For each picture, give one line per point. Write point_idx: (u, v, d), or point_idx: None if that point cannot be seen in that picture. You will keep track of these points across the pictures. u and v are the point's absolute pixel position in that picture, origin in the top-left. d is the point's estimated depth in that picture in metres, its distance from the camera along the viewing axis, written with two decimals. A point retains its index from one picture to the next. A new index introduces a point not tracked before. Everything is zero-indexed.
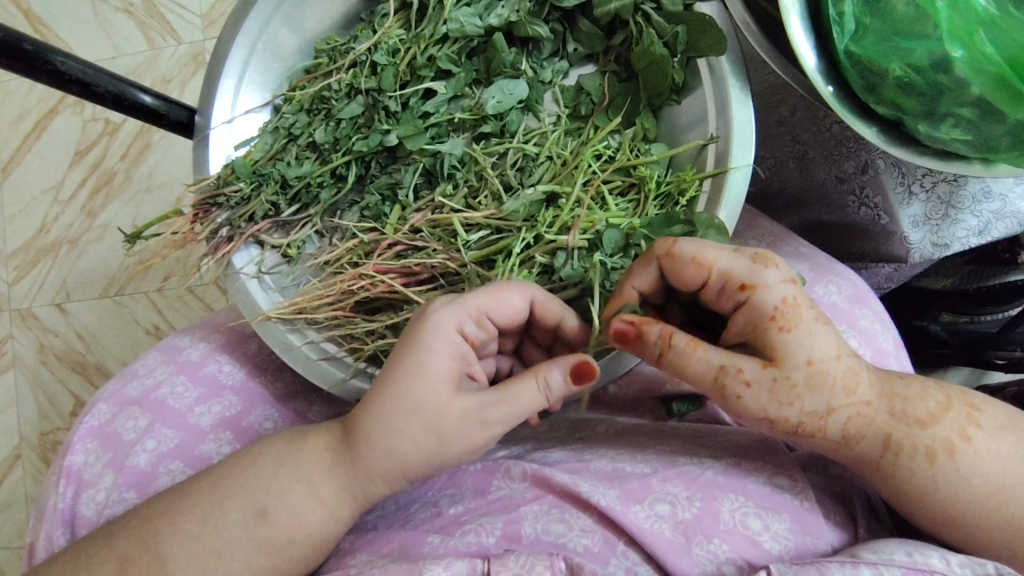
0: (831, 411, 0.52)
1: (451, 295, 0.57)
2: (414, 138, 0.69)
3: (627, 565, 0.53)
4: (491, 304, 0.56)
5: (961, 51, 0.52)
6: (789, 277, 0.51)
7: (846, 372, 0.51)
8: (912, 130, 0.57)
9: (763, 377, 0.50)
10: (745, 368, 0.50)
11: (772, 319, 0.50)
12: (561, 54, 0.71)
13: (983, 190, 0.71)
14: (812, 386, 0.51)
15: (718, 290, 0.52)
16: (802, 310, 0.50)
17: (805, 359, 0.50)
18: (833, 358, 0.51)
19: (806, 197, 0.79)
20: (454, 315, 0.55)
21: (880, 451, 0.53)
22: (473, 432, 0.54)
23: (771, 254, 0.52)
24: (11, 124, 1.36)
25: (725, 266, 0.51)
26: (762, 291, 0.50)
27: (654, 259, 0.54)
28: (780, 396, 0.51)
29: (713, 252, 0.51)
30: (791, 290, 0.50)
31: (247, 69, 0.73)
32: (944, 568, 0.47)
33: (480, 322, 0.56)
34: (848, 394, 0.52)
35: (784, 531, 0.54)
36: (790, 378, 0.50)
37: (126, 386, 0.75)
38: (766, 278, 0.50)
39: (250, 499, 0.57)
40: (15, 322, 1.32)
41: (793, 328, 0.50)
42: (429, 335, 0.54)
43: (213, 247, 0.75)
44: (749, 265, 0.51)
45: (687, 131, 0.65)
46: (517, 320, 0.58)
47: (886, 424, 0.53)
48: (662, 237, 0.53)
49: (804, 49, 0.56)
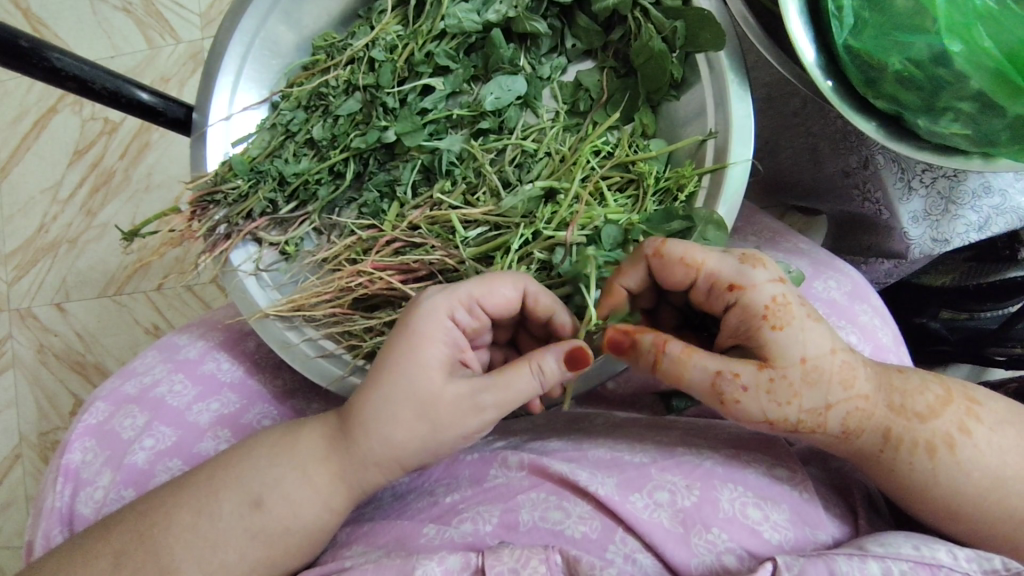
0: (829, 406, 0.51)
1: (445, 284, 0.57)
2: (411, 135, 0.69)
3: (626, 552, 0.53)
4: (481, 291, 0.56)
5: (959, 46, 0.51)
6: (777, 276, 0.51)
7: (842, 366, 0.51)
8: (911, 125, 0.58)
9: (760, 379, 0.50)
10: (742, 372, 0.50)
11: (764, 318, 0.50)
12: (559, 49, 0.71)
13: (983, 185, 0.70)
14: (810, 382, 0.50)
15: (706, 289, 0.53)
16: (792, 307, 0.50)
17: (800, 356, 0.50)
18: (828, 353, 0.51)
19: (821, 186, 0.79)
20: (445, 300, 0.56)
21: (880, 445, 0.53)
22: (467, 417, 0.54)
23: (759, 254, 0.52)
24: (10, 124, 1.35)
25: (714, 267, 0.52)
26: (753, 291, 0.50)
27: (642, 259, 0.54)
28: (778, 397, 0.50)
29: (702, 253, 0.52)
30: (780, 290, 0.50)
31: (244, 66, 0.73)
32: (951, 562, 0.47)
33: (471, 309, 0.57)
34: (847, 388, 0.51)
35: (784, 522, 0.54)
36: (786, 377, 0.50)
37: (124, 385, 0.75)
38: (755, 277, 0.50)
39: (246, 489, 0.57)
40: (15, 322, 1.32)
41: (785, 327, 0.50)
42: (422, 321, 0.55)
43: (210, 244, 0.75)
44: (737, 265, 0.51)
45: (686, 126, 0.65)
46: (508, 310, 0.58)
47: (885, 418, 0.53)
48: (651, 236, 0.54)
49: (802, 45, 0.56)
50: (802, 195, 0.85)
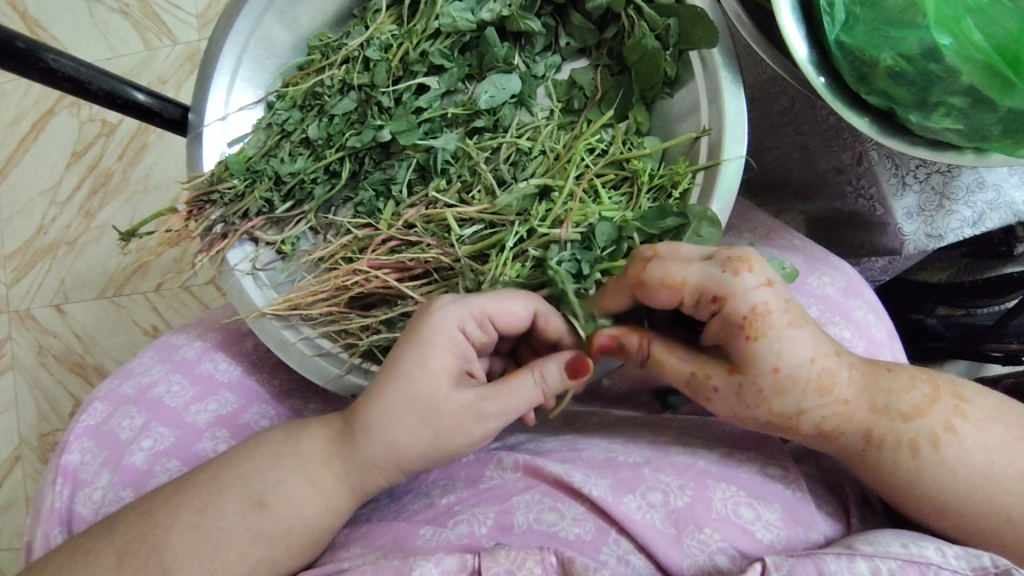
0: (803, 411, 0.53)
1: (458, 294, 0.57)
2: (406, 134, 0.69)
3: (619, 553, 0.53)
4: (496, 308, 0.56)
5: (948, 39, 0.52)
6: (763, 281, 0.50)
7: (821, 373, 0.52)
8: (902, 120, 0.57)
9: (729, 383, 0.52)
10: (712, 375, 0.53)
11: (742, 327, 0.50)
12: (553, 48, 0.72)
13: (977, 180, 0.71)
14: (782, 389, 0.51)
15: (692, 303, 0.52)
16: (772, 316, 0.50)
17: (772, 366, 0.51)
18: (806, 361, 0.51)
19: (813, 185, 0.80)
20: (458, 312, 0.55)
21: (861, 445, 0.54)
22: (469, 426, 0.55)
23: (746, 254, 0.51)
24: (8, 125, 1.36)
25: (696, 281, 0.51)
26: (736, 300, 0.50)
27: (626, 291, 0.55)
28: (746, 400, 0.52)
29: (681, 270, 0.51)
30: (763, 298, 0.50)
31: (239, 66, 0.73)
32: (940, 561, 0.47)
33: (483, 323, 0.56)
34: (823, 394, 0.52)
35: (776, 521, 0.54)
36: (756, 383, 0.51)
37: (122, 385, 0.75)
38: (736, 286, 0.50)
39: (249, 489, 0.58)
40: (14, 323, 1.32)
41: (762, 336, 0.50)
42: (433, 331, 0.55)
43: (207, 243, 0.75)
44: (719, 275, 0.50)
45: (680, 122, 0.65)
46: (519, 328, 0.58)
47: (865, 421, 0.53)
48: (634, 261, 0.54)
49: (795, 40, 0.56)
50: (793, 196, 0.86)
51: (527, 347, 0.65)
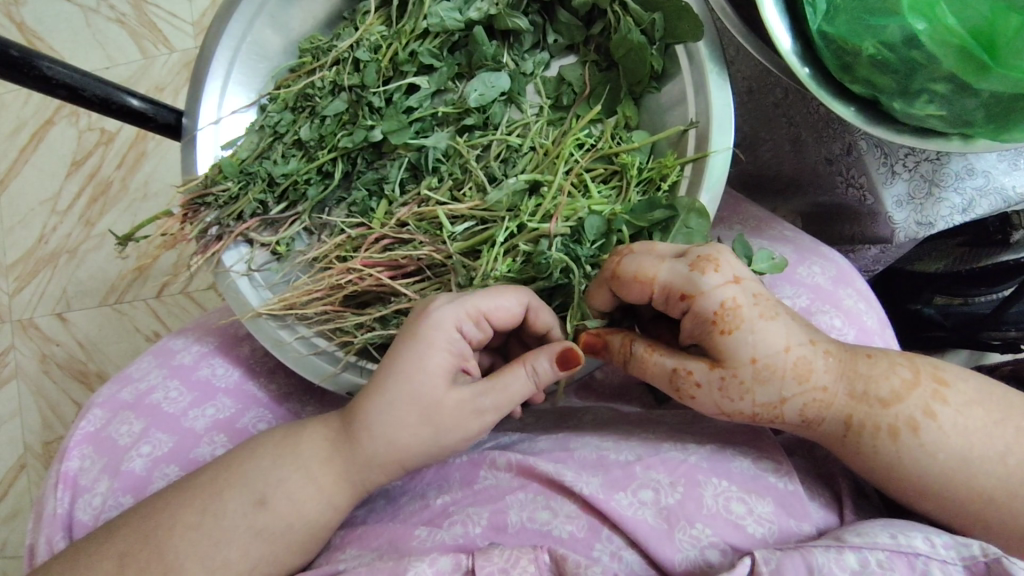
0: (784, 400, 0.53)
1: (453, 294, 0.58)
2: (398, 133, 0.70)
3: (612, 549, 0.54)
4: (489, 305, 0.56)
5: (923, 23, 0.51)
6: (730, 277, 0.51)
7: (796, 362, 0.52)
8: (888, 108, 0.58)
9: (711, 378, 0.52)
10: (694, 370, 0.53)
11: (714, 322, 0.51)
12: (541, 45, 0.72)
13: (966, 166, 0.71)
14: (761, 380, 0.52)
15: (664, 300, 0.53)
16: (742, 310, 0.51)
17: (749, 357, 0.51)
18: (781, 351, 0.52)
19: (800, 177, 0.80)
20: (453, 313, 0.56)
21: (843, 431, 0.54)
22: (467, 421, 0.56)
23: (715, 251, 0.52)
24: (7, 136, 1.37)
25: (665, 278, 0.52)
26: (702, 298, 0.51)
27: (605, 284, 0.55)
28: (730, 393, 0.53)
29: (653, 267, 0.52)
30: (731, 293, 0.51)
31: (232, 70, 0.74)
32: (928, 551, 0.47)
33: (478, 321, 0.57)
34: (801, 383, 0.53)
35: (768, 515, 0.54)
36: (737, 375, 0.52)
37: (120, 391, 0.76)
38: (704, 284, 0.51)
39: (248, 490, 0.58)
40: (17, 332, 1.33)
41: (735, 330, 0.51)
42: (429, 332, 0.56)
43: (203, 245, 0.76)
44: (687, 273, 0.51)
45: (669, 114, 0.66)
46: (513, 323, 0.58)
47: (844, 407, 0.54)
48: (607, 259, 0.55)
49: (778, 31, 0.57)
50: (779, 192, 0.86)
51: (521, 341, 0.66)
